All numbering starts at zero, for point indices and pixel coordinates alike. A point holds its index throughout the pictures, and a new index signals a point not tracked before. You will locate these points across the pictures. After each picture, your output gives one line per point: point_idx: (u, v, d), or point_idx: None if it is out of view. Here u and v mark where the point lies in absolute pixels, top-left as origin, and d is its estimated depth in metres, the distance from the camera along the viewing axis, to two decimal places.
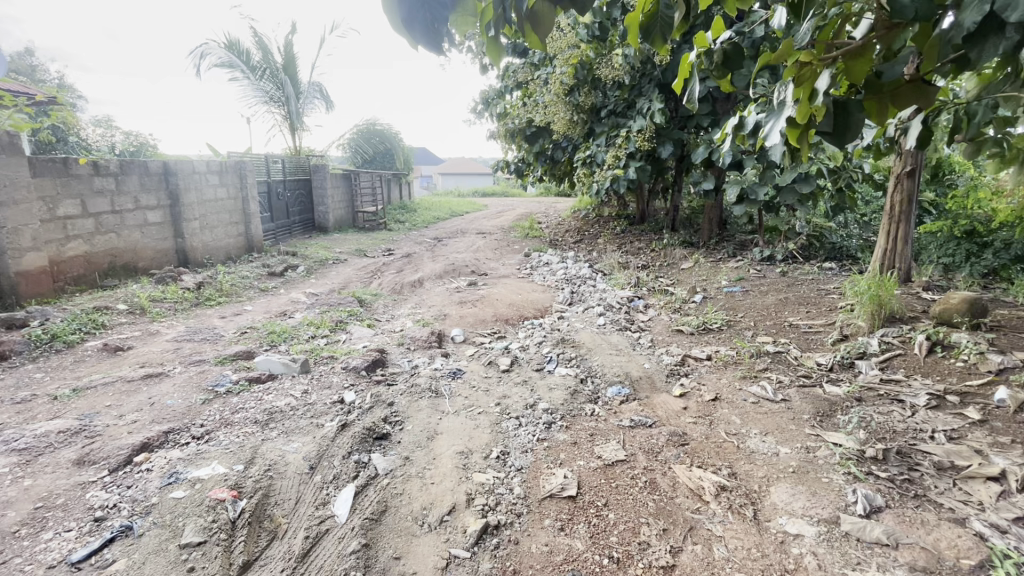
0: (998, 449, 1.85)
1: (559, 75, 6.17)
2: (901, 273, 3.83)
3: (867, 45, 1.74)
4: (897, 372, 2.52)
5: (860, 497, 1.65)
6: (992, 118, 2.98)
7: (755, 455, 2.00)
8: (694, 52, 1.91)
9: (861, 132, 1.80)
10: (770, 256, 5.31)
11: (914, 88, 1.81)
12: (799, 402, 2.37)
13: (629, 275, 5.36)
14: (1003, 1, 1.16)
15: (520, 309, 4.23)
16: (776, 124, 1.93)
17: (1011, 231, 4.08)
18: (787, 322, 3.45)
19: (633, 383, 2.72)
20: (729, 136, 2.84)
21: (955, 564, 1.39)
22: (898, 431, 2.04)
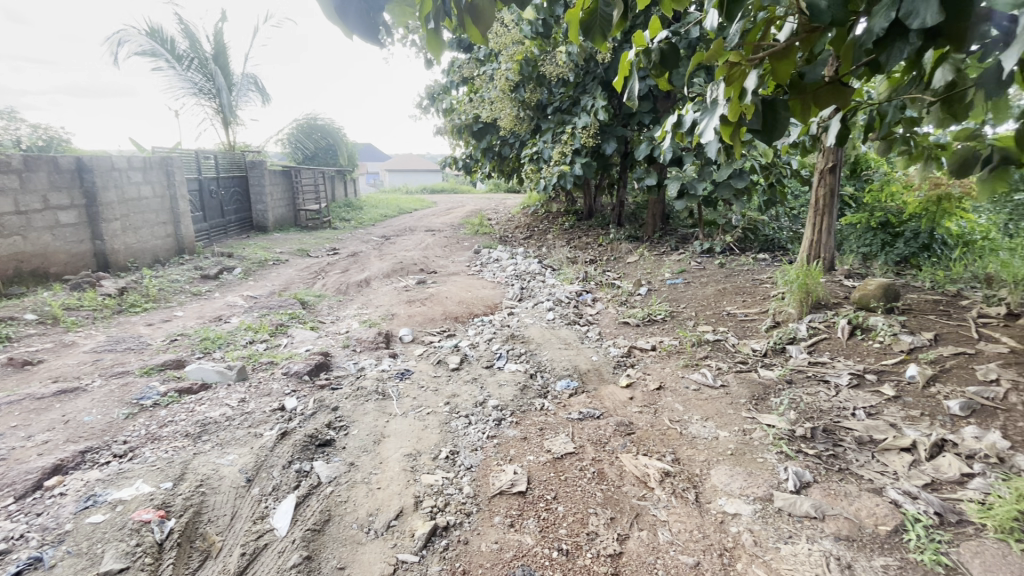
0: (910, 422, 2.02)
1: (504, 71, 6.16)
2: (825, 262, 4.10)
3: (791, 48, 1.86)
4: (823, 355, 2.70)
5: (791, 474, 1.75)
6: (901, 118, 3.24)
7: (697, 440, 2.09)
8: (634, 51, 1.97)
9: (788, 131, 1.94)
10: (709, 249, 5.55)
11: (833, 90, 1.96)
12: (736, 387, 2.49)
13: (577, 270, 5.45)
14: (906, 9, 1.25)
15: (470, 307, 4.21)
16: (711, 122, 2.02)
17: (920, 222, 4.46)
18: (725, 311, 3.61)
19: (581, 376, 2.77)
20: (668, 133, 2.93)
21: (873, 531, 1.51)
22: (824, 410, 2.19)
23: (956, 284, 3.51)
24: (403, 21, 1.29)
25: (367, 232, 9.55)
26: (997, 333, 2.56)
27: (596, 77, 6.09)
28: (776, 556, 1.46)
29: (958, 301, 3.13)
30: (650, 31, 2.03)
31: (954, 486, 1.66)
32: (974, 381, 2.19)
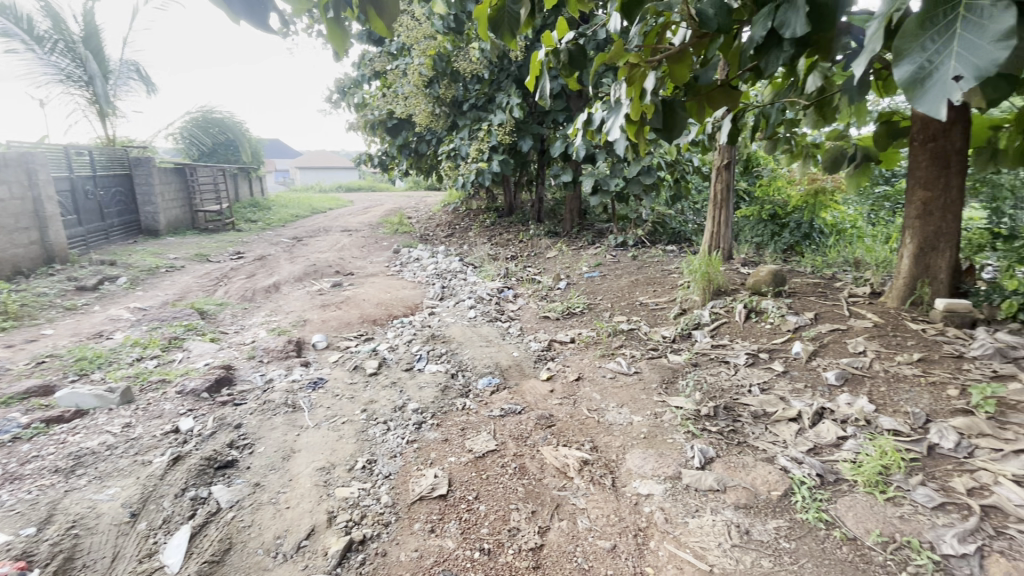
0: (796, 394, 2.24)
1: (417, 66, 6.05)
2: (724, 251, 4.43)
3: (686, 52, 2.06)
4: (723, 338, 2.92)
5: (697, 452, 1.86)
6: (782, 119, 3.59)
7: (613, 427, 2.17)
8: (543, 51, 2.06)
9: (685, 128, 2.15)
10: (623, 242, 5.81)
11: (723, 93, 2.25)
12: (648, 372, 2.63)
13: (498, 266, 5.47)
14: (780, 21, 1.49)
15: (389, 308, 4.08)
16: (616, 120, 2.16)
17: (802, 213, 4.96)
18: (638, 301, 3.80)
19: (503, 372, 2.78)
20: (580, 131, 3.01)
21: (767, 497, 1.65)
22: (725, 389, 2.37)
23: (831, 268, 3.95)
24: (302, 10, 1.15)
25: (276, 234, 8.95)
26: (863, 310, 2.92)
27: (510, 75, 6.14)
28: (685, 530, 1.55)
29: (833, 284, 3.52)
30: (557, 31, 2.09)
31: (831, 449, 1.86)
32: (846, 353, 2.48)
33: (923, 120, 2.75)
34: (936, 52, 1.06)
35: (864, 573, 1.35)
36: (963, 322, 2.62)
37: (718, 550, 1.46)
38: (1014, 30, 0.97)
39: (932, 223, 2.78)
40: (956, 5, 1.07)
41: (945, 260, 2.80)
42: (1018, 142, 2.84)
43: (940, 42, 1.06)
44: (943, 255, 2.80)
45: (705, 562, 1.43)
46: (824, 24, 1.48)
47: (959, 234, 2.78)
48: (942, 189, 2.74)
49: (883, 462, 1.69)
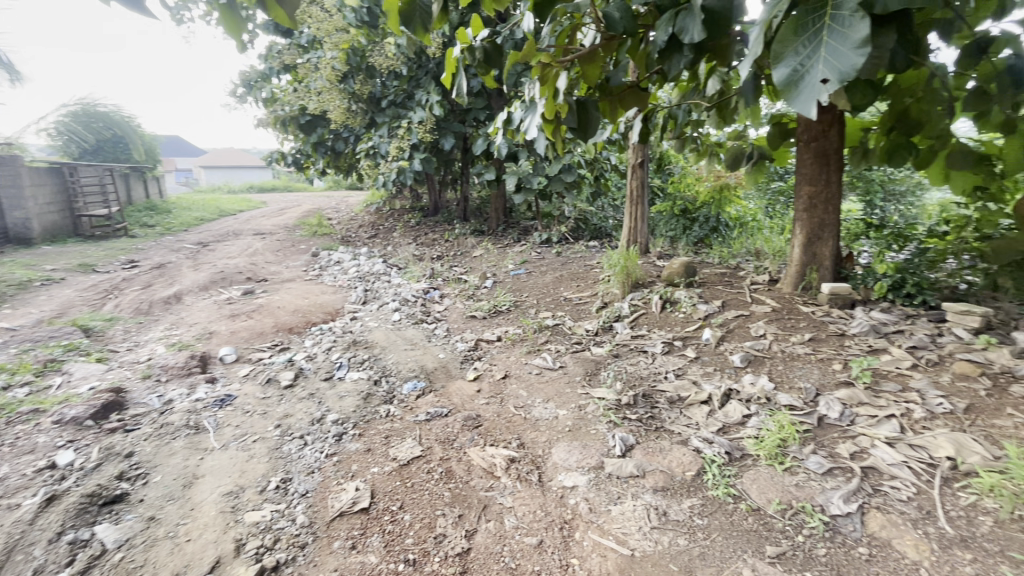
0: (706, 377, 2.39)
1: (329, 60, 5.79)
2: (641, 246, 4.64)
3: (596, 53, 2.16)
4: (642, 328, 3.06)
5: (618, 441, 1.93)
6: (688, 119, 3.88)
7: (539, 422, 2.19)
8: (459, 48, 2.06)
9: (598, 127, 2.24)
10: (547, 239, 5.94)
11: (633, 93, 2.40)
12: (572, 366, 2.69)
13: (423, 267, 5.37)
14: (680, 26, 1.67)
15: (307, 315, 3.87)
16: (533, 120, 2.23)
17: (710, 208, 5.32)
18: (563, 297, 3.88)
19: (428, 375, 2.72)
20: (500, 130, 3.04)
21: (683, 477, 1.74)
22: (644, 377, 2.48)
23: (735, 259, 4.27)
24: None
25: (178, 239, 8.20)
26: (763, 296, 3.18)
27: (429, 72, 6.03)
28: (608, 517, 1.60)
29: (737, 273, 3.80)
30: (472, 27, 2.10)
31: (738, 427, 2.00)
32: (749, 337, 2.68)
33: (807, 122, 3.03)
34: (807, 56, 1.19)
35: (767, 540, 1.46)
36: (845, 303, 2.93)
37: (639, 534, 1.52)
38: (868, 38, 1.11)
39: (817, 215, 3.08)
40: (823, 13, 1.20)
41: (828, 248, 3.11)
42: (883, 141, 3.21)
43: (810, 47, 1.19)
44: (827, 244, 3.11)
45: (627, 547, 1.48)
46: (720, 34, 1.66)
47: (839, 224, 3.10)
48: (824, 184, 3.04)
49: (781, 435, 1.84)
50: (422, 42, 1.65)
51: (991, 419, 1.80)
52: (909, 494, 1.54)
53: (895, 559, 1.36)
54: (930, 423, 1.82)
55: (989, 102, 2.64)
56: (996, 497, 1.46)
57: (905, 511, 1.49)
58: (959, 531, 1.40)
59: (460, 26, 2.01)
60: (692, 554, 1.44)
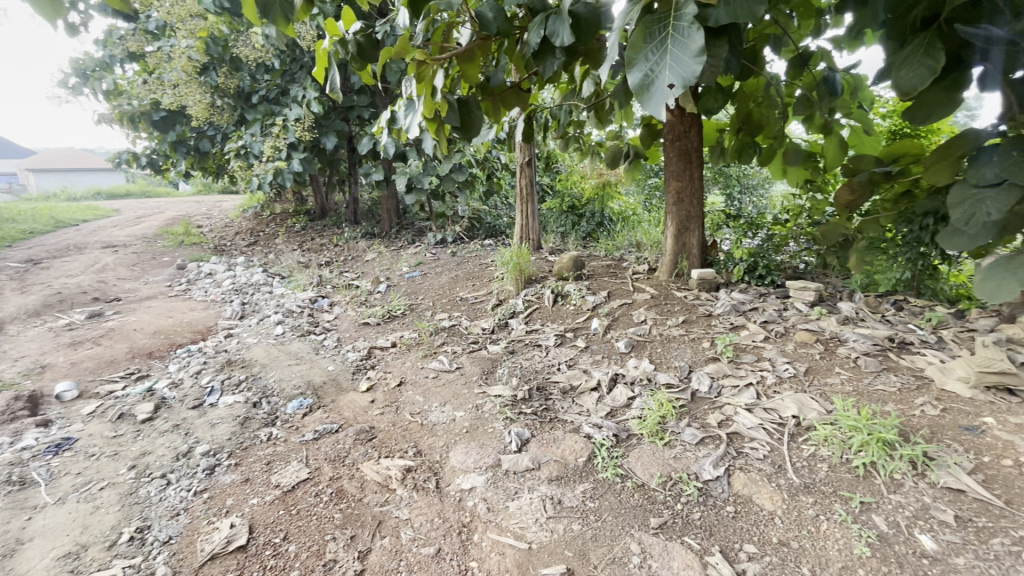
0: (596, 365, 2.52)
1: (185, 49, 5.19)
2: (533, 243, 4.77)
3: (474, 53, 2.19)
4: (535, 322, 3.14)
5: (514, 437, 1.95)
6: (568, 120, 4.24)
7: (436, 427, 2.15)
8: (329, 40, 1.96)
9: (482, 127, 2.33)
10: (442, 239, 5.88)
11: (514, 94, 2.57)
12: (469, 366, 2.68)
13: (310, 274, 5.03)
14: (551, 30, 1.76)
15: (170, 337, 3.42)
16: (414, 118, 2.20)
17: (595, 204, 5.63)
18: (459, 297, 3.86)
19: (316, 391, 2.54)
20: (384, 128, 2.94)
21: (575, 464, 1.81)
22: (539, 370, 2.54)
23: (619, 251, 4.56)
24: None
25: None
26: (643, 285, 3.43)
27: (304, 67, 5.64)
28: (506, 514, 1.61)
29: (621, 264, 4.06)
30: (344, 21, 2.02)
31: (624, 409, 2.12)
32: (632, 324, 2.86)
33: (671, 123, 3.31)
34: (656, 63, 1.29)
35: (651, 512, 1.56)
36: (711, 287, 3.26)
37: (535, 526, 1.55)
38: (704, 48, 1.22)
39: (684, 207, 3.39)
40: (667, 22, 1.30)
41: (695, 237, 3.43)
42: (733, 141, 3.61)
43: (657, 55, 1.29)
44: (693, 234, 3.42)
45: (525, 541, 1.50)
46: (586, 37, 1.81)
47: (702, 216, 3.44)
48: (688, 180, 3.34)
49: (660, 412, 1.99)
50: (286, 34, 1.57)
51: (824, 379, 2.11)
52: (764, 453, 1.74)
53: (756, 511, 1.53)
54: (779, 386, 2.09)
55: (813, 107, 3.08)
56: (829, 445, 1.70)
57: (762, 467, 1.68)
58: (803, 479, 1.61)
59: (330, 18, 1.96)
60: (584, 537, 1.49)
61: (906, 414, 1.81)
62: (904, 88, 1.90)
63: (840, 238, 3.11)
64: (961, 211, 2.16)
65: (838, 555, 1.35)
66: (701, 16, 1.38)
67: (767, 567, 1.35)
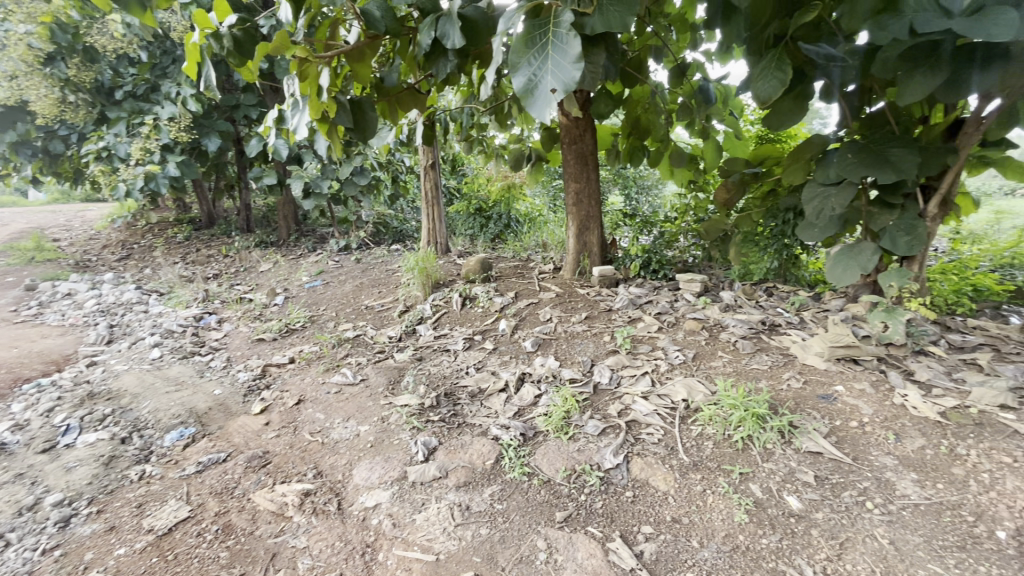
0: (503, 365, 2.54)
1: (24, 36, 4.56)
2: (441, 246, 4.72)
3: (364, 53, 2.11)
4: (444, 327, 3.10)
5: (420, 446, 1.91)
6: (470, 122, 4.27)
7: (339, 444, 2.04)
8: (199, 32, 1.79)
9: (377, 129, 2.26)
10: (346, 246, 5.62)
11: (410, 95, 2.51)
12: (374, 377, 2.58)
13: (195, 289, 4.57)
14: (441, 31, 1.75)
15: (14, 371, 2.93)
16: (302, 118, 2.08)
17: (502, 206, 5.69)
18: (364, 305, 3.71)
19: (199, 419, 2.30)
20: (272, 129, 2.74)
21: (482, 467, 1.80)
22: (447, 376, 2.50)
23: (527, 252, 4.66)
24: None
25: None
26: (549, 284, 3.52)
27: (176, 61, 5.11)
28: (412, 528, 1.56)
29: (528, 264, 4.14)
30: (216, 12, 1.85)
31: (531, 407, 2.15)
32: (538, 322, 2.93)
33: (566, 127, 3.43)
34: (538, 67, 1.32)
35: (556, 506, 1.60)
36: (611, 283, 3.43)
37: (443, 536, 1.52)
38: (581, 55, 1.26)
39: (583, 207, 3.53)
40: (547, 28, 1.33)
41: (595, 237, 3.60)
42: (624, 145, 3.82)
43: (539, 59, 1.32)
44: (593, 233, 3.59)
45: (432, 553, 1.46)
46: (476, 42, 1.82)
47: (600, 215, 3.61)
48: (585, 181, 3.49)
49: (565, 407, 2.04)
50: (140, 21, 1.40)
51: (709, 362, 2.30)
52: (659, 437, 1.86)
53: (653, 493, 1.62)
54: (671, 373, 2.24)
55: (692, 114, 3.35)
56: (713, 424, 1.85)
57: (657, 451, 1.79)
58: (692, 457, 1.73)
59: (199, 8, 1.79)
60: (492, 541, 1.49)
61: (776, 388, 2.02)
62: (762, 96, 2.12)
63: (721, 233, 3.41)
64: (813, 207, 2.47)
65: (721, 525, 1.47)
66: (578, 24, 1.44)
67: (662, 545, 1.43)
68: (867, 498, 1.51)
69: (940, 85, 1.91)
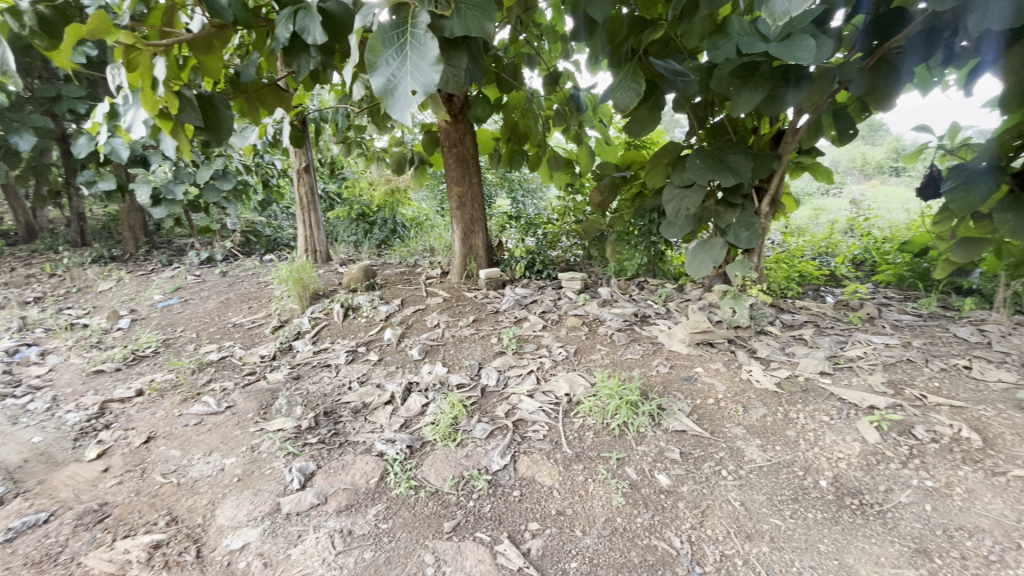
0: (389, 377, 2.43)
1: None
2: (321, 254, 4.43)
3: (213, 43, 1.88)
4: (324, 341, 2.90)
5: (295, 474, 1.76)
6: (346, 124, 4.07)
7: (198, 483, 1.81)
8: None
9: (234, 128, 2.02)
10: (209, 258, 5.04)
11: (273, 92, 2.30)
12: (243, 402, 2.33)
13: (7, 316, 3.78)
14: (300, 25, 1.62)
15: None
16: (138, 114, 1.79)
17: (386, 211, 5.49)
18: (230, 324, 3.35)
19: (11, 475, 1.90)
20: (100, 124, 2.35)
21: (366, 487, 1.70)
22: (327, 394, 2.34)
23: (413, 257, 4.55)
24: None
25: None
26: (436, 289, 3.47)
27: None
28: (286, 565, 1.42)
29: (415, 270, 4.05)
30: None
31: (419, 417, 2.09)
32: (425, 329, 2.86)
33: (446, 130, 3.39)
34: (397, 68, 1.28)
35: (444, 517, 1.56)
36: (498, 285, 3.48)
37: (322, 567, 1.41)
38: (440, 58, 1.24)
39: (467, 212, 3.54)
40: (405, 28, 1.29)
41: (480, 240, 3.62)
42: (503, 149, 3.89)
43: (398, 60, 1.28)
44: (478, 236, 3.60)
45: None
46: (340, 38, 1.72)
47: (484, 219, 3.64)
48: (468, 185, 3.50)
49: (452, 414, 2.01)
50: None
51: (589, 356, 2.42)
52: (544, 433, 1.90)
53: (539, 489, 1.66)
54: (555, 369, 2.32)
55: (567, 120, 3.53)
56: (593, 415, 1.94)
57: (542, 447, 1.84)
58: (575, 449, 1.81)
59: None
60: (377, 564, 1.41)
61: (647, 374, 2.19)
62: (621, 105, 2.28)
63: (598, 233, 3.63)
64: (673, 207, 2.73)
65: (601, 511, 1.55)
66: (437, 26, 1.42)
67: (548, 540, 1.47)
68: (723, 467, 1.68)
69: (764, 100, 2.21)
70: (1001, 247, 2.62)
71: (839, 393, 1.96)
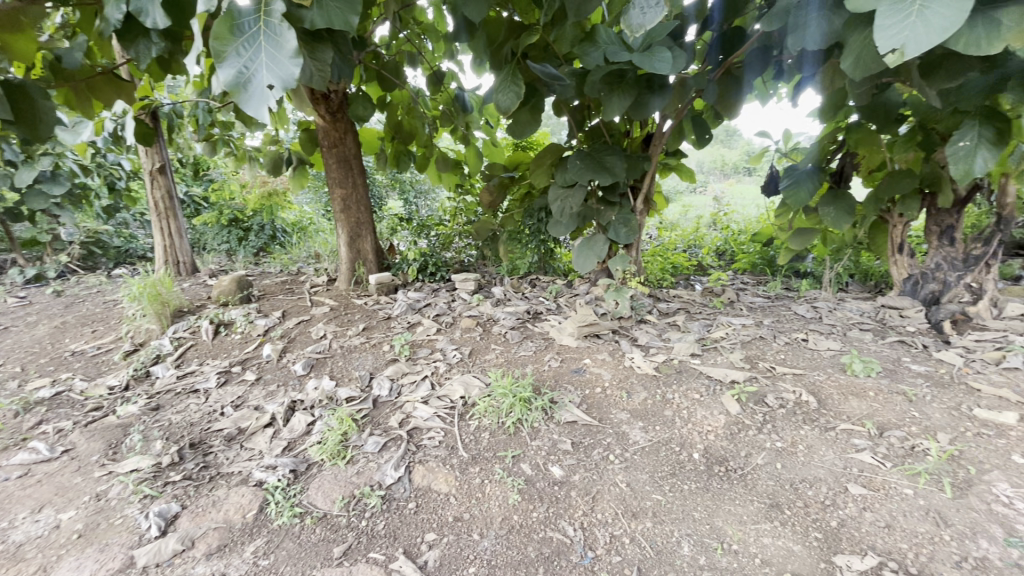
0: (269, 397, 2.23)
1: None
2: (185, 265, 3.94)
3: (22, 20, 1.52)
4: (190, 364, 2.58)
5: (153, 520, 1.53)
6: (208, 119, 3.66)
7: (24, 547, 1.50)
8: None
9: (58, 124, 1.64)
10: (37, 276, 4.25)
11: (108, 81, 1.96)
12: (85, 444, 1.98)
13: None
14: (134, 6, 1.40)
15: None
16: None
17: (262, 216, 5.05)
18: (68, 352, 2.85)
19: None
20: None
21: (242, 523, 1.54)
22: (194, 423, 2.08)
23: (296, 264, 4.23)
24: None
25: None
26: (322, 297, 3.26)
27: None
28: None
29: (298, 279, 3.77)
30: None
31: (304, 437, 1.94)
32: (309, 342, 2.67)
33: (324, 129, 3.18)
34: (250, 59, 1.16)
35: (333, 542, 1.46)
36: (390, 290, 3.34)
37: None
38: (299, 50, 1.15)
39: (352, 215, 3.37)
40: (257, 15, 1.17)
41: (368, 243, 3.47)
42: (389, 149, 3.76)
43: (250, 50, 1.16)
44: (366, 240, 3.45)
45: None
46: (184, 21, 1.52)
47: (372, 221, 3.49)
48: (352, 186, 3.34)
49: (341, 430, 1.89)
50: None
51: (483, 356, 2.43)
52: (439, 439, 1.87)
53: (435, 497, 1.62)
54: (449, 373, 2.29)
55: (453, 121, 3.51)
56: (488, 415, 1.95)
57: (437, 454, 1.80)
58: (470, 451, 1.79)
59: None
60: None
61: (540, 370, 2.25)
62: (503, 107, 2.30)
63: (490, 232, 3.66)
64: (558, 206, 2.83)
65: (498, 510, 1.55)
66: (296, 17, 1.31)
67: (445, 548, 1.43)
68: (610, 452, 1.78)
69: (631, 104, 2.38)
70: (825, 235, 3.09)
71: (706, 371, 2.17)
